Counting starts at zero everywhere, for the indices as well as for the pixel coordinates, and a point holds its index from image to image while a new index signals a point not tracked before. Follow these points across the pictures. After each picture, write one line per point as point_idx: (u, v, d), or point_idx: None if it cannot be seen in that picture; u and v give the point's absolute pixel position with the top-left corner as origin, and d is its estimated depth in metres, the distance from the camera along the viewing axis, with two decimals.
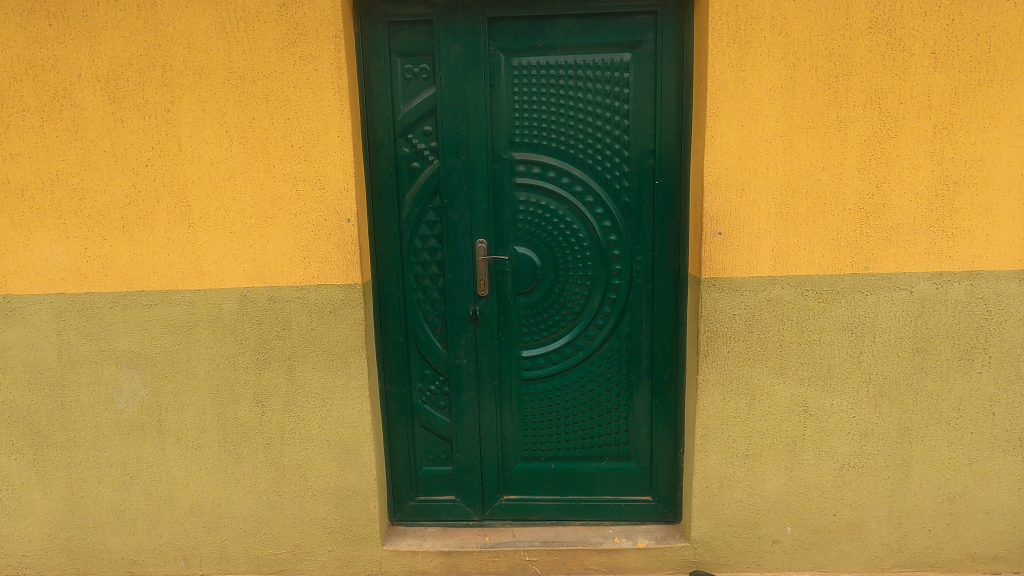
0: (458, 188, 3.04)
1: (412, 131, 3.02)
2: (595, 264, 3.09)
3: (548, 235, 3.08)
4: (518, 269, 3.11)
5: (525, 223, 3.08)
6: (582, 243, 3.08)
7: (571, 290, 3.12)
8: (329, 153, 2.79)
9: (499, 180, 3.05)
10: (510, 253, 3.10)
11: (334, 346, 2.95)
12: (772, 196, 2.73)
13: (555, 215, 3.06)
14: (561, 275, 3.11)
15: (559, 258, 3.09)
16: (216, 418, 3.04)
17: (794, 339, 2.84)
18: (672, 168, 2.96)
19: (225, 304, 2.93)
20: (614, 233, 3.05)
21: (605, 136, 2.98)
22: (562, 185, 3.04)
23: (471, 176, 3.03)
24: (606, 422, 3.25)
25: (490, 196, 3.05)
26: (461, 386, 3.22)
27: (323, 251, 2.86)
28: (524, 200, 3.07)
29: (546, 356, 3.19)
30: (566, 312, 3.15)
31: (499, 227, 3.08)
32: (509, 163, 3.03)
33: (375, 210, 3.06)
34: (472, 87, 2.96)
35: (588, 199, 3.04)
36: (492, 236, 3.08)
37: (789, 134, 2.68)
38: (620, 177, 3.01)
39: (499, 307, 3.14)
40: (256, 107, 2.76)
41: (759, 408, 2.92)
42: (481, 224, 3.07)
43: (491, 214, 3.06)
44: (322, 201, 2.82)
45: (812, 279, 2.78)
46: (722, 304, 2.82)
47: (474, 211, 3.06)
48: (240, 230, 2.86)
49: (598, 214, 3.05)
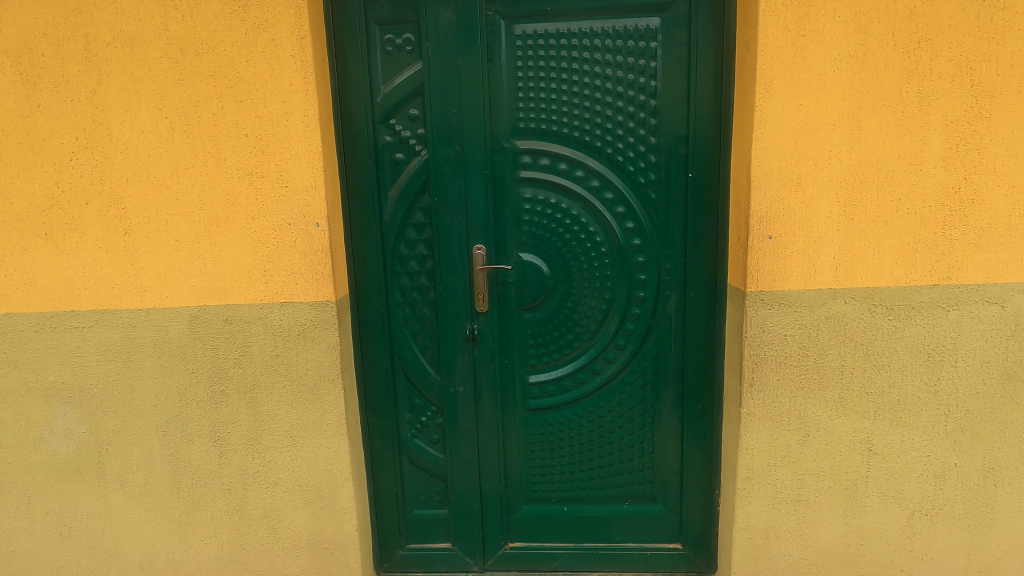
0: (452, 184, 2.54)
1: (395, 115, 2.52)
2: (616, 274, 2.59)
3: (560, 240, 2.58)
4: (523, 280, 2.61)
5: (531, 225, 2.58)
6: (599, 249, 2.58)
7: (587, 305, 2.63)
8: (292, 142, 2.28)
9: (500, 176, 2.55)
10: (514, 261, 2.60)
11: (304, 376, 2.46)
12: (835, 191, 2.23)
13: (567, 216, 2.56)
14: (578, 286, 2.61)
15: (572, 266, 2.59)
16: (168, 461, 2.56)
17: (858, 364, 2.36)
18: (709, 157, 2.45)
19: (172, 326, 2.44)
20: (638, 236, 2.55)
21: (626, 119, 2.48)
22: (574, 179, 2.54)
23: (466, 171, 2.53)
24: (627, 458, 2.77)
25: (491, 195, 2.55)
26: (457, 417, 2.74)
27: (287, 262, 2.37)
28: (531, 199, 2.56)
29: (557, 381, 2.71)
30: (580, 331, 2.65)
31: (501, 232, 2.58)
32: (513, 153, 2.53)
33: (352, 211, 2.56)
34: (466, 61, 2.45)
35: (607, 197, 2.54)
36: (493, 241, 2.58)
37: (858, 113, 2.17)
38: (645, 170, 2.51)
39: (502, 325, 2.65)
40: (201, 87, 2.25)
41: (814, 446, 2.44)
42: (481, 227, 2.57)
43: (492, 216, 2.56)
44: (284, 201, 2.32)
45: (881, 292, 2.29)
46: (772, 322, 2.33)
47: (472, 212, 2.56)
48: (187, 237, 2.36)
49: (618, 214, 2.55)
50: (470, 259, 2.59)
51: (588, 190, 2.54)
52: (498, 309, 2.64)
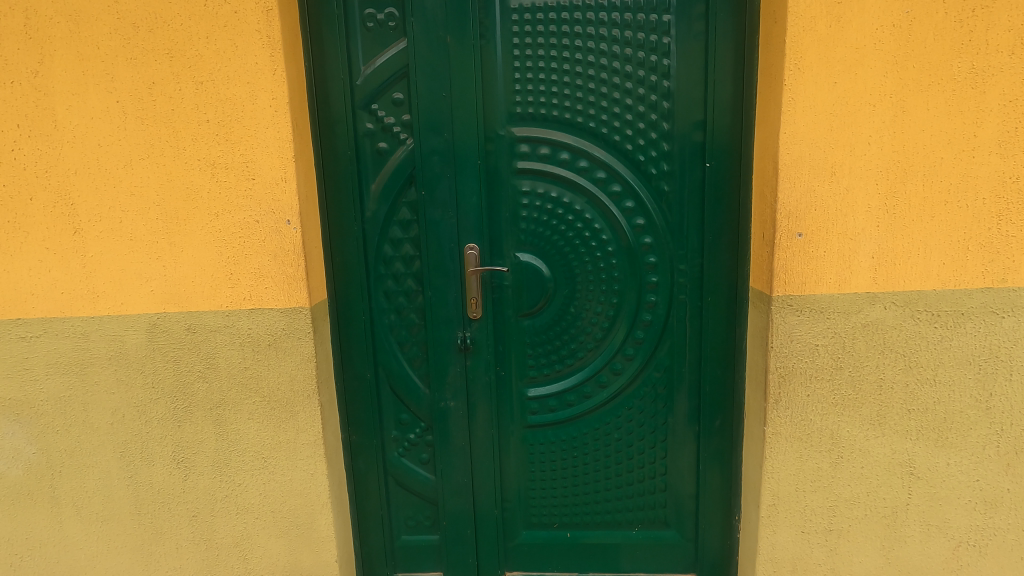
0: (441, 177, 2.28)
1: (377, 100, 2.26)
2: (624, 276, 2.32)
3: (562, 238, 2.32)
4: (521, 283, 2.35)
5: (529, 222, 2.31)
6: (606, 248, 2.31)
7: (592, 312, 2.36)
8: (258, 130, 2.03)
9: (495, 168, 2.28)
10: (511, 262, 2.34)
11: (276, 391, 2.21)
12: (875, 182, 1.96)
13: (569, 211, 2.30)
14: (582, 290, 2.34)
15: (575, 267, 2.33)
16: (127, 486, 2.31)
17: (899, 378, 2.08)
18: (729, 145, 2.18)
19: (129, 336, 2.19)
20: (649, 234, 2.29)
21: (636, 103, 2.21)
22: (577, 171, 2.27)
23: (456, 162, 2.27)
24: (637, 479, 2.50)
25: (484, 189, 2.29)
26: (449, 435, 2.48)
27: (256, 264, 2.11)
28: (529, 193, 2.30)
29: (559, 395, 2.44)
30: (585, 339, 2.39)
31: (495, 230, 2.32)
32: (508, 142, 2.27)
33: (331, 207, 2.31)
34: (457, 39, 2.19)
35: (614, 190, 2.27)
36: (487, 240, 2.32)
37: (902, 92, 1.90)
38: (657, 160, 2.24)
39: (497, 333, 2.39)
40: (156, 67, 2.00)
41: (849, 470, 2.16)
42: (473, 225, 2.31)
43: (486, 212, 2.30)
44: (251, 196, 2.07)
45: (926, 297, 2.02)
46: (801, 330, 2.06)
47: (463, 208, 2.30)
48: (144, 237, 2.11)
49: (627, 210, 2.28)
50: (462, 260, 2.33)
51: (593, 183, 2.28)
52: (493, 315, 2.37)
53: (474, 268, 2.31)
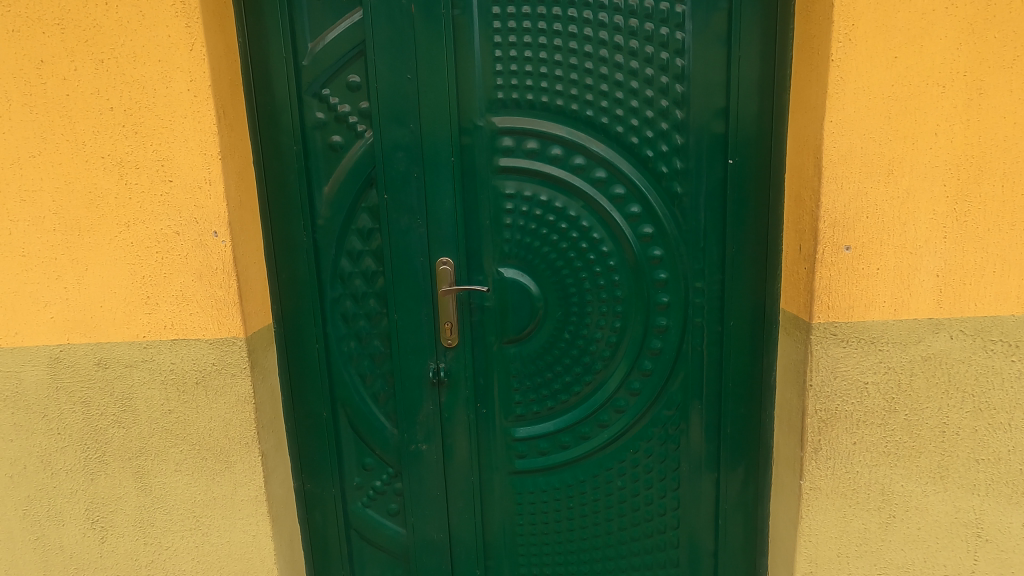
0: (408, 177, 1.89)
1: (329, 84, 1.86)
2: (628, 296, 1.94)
3: (553, 250, 1.92)
4: (505, 304, 1.96)
5: (514, 231, 1.92)
6: (607, 263, 1.92)
7: (590, 338, 1.97)
8: (175, 119, 1.63)
9: (473, 166, 1.89)
10: (492, 279, 1.95)
11: (208, 437, 1.83)
12: (942, 181, 1.57)
13: (563, 218, 1.91)
14: (578, 312, 1.96)
15: (570, 285, 1.94)
16: (31, 551, 1.91)
17: (966, 422, 1.70)
18: (756, 137, 1.80)
19: (27, 373, 1.79)
20: (658, 245, 1.90)
21: (642, 86, 1.82)
22: (572, 169, 1.88)
23: (426, 158, 1.88)
24: (644, 535, 2.11)
25: (460, 191, 1.89)
26: (421, 483, 2.09)
27: (178, 286, 1.73)
28: (513, 197, 1.90)
29: (552, 436, 2.06)
30: (582, 370, 2.00)
31: (474, 241, 1.93)
32: (488, 134, 1.87)
33: (275, 213, 1.92)
34: (424, 8, 1.80)
35: (616, 192, 1.88)
36: (464, 253, 1.93)
37: (977, 69, 1.52)
38: (668, 155, 1.85)
39: (477, 364, 2.00)
40: (45, 41, 1.60)
41: (903, 532, 1.78)
42: (447, 235, 1.92)
43: (463, 219, 1.91)
44: (169, 201, 1.68)
45: (1002, 324, 1.64)
46: (847, 365, 1.69)
47: (435, 214, 1.91)
48: (39, 252, 1.72)
49: (632, 216, 1.89)
50: (433, 277, 1.94)
51: (591, 183, 1.88)
52: (472, 343, 1.98)
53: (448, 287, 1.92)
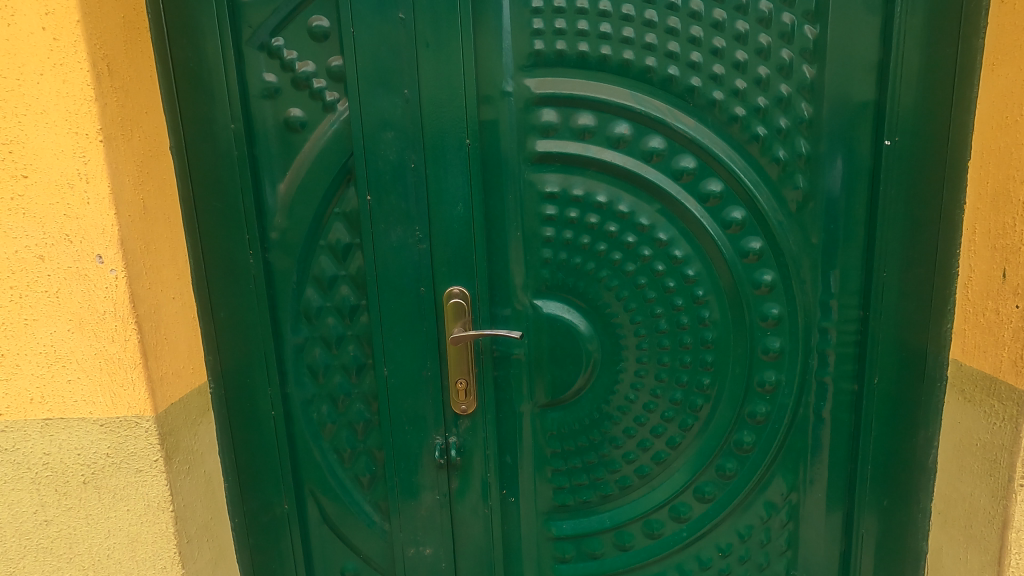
0: (401, 167, 1.27)
1: (281, 31, 1.25)
2: (723, 339, 1.34)
3: (612, 273, 1.32)
4: (543, 353, 1.37)
5: (557, 247, 1.32)
6: (693, 292, 1.32)
7: (664, 400, 1.38)
8: (29, 79, 1.03)
9: (498, 153, 1.28)
10: (525, 317, 1.35)
11: (106, 560, 1.23)
12: None
13: (628, 228, 1.30)
14: (647, 361, 1.36)
15: (638, 323, 1.34)
16: None
17: None
18: (928, 106, 1.19)
19: None
20: (769, 267, 1.30)
21: (755, 30, 1.20)
22: (644, 156, 1.27)
23: (426, 141, 1.26)
24: None
25: (479, 189, 1.28)
26: None
27: (49, 339, 1.12)
28: (557, 197, 1.30)
29: (607, 533, 1.46)
30: (652, 443, 1.41)
31: (498, 262, 1.33)
32: (522, 107, 1.26)
33: (208, 224, 1.31)
34: None
35: (709, 189, 1.27)
36: (484, 279, 1.32)
37: None
38: (789, 134, 1.24)
39: (503, 436, 1.41)
40: None
41: None
42: (460, 253, 1.31)
43: (483, 230, 1.30)
44: (27, 209, 1.07)
45: None
46: None
47: (440, 223, 1.29)
48: None
49: (732, 225, 1.28)
50: (439, 316, 1.34)
51: (671, 175, 1.27)
52: (495, 408, 1.39)
53: (461, 332, 1.32)
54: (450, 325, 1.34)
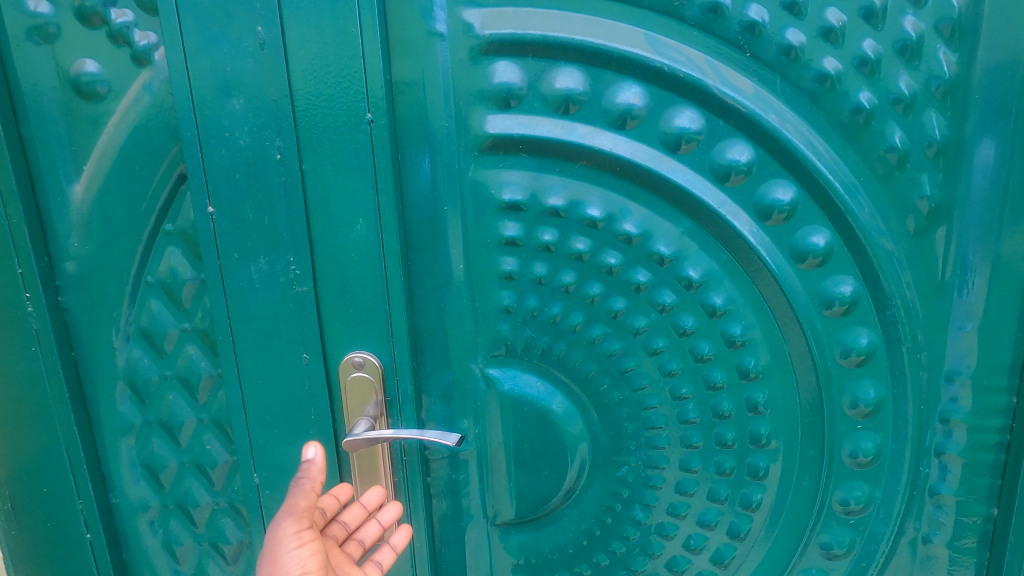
0: (259, 159, 0.77)
1: None
2: (785, 437, 0.84)
3: (611, 331, 0.84)
4: (502, 449, 0.88)
5: (523, 289, 0.83)
6: (740, 363, 0.83)
7: (689, 522, 0.89)
8: None
9: (422, 140, 0.78)
10: (473, 398, 0.87)
11: None
12: None
13: (638, 260, 0.81)
14: (668, 465, 0.87)
15: (651, 408, 0.86)
16: None
17: None
18: None
19: None
20: (867, 325, 0.80)
21: None
22: (666, 142, 0.76)
23: (301, 115, 0.76)
24: None
25: (390, 198, 0.77)
26: None
27: None
28: (524, 210, 0.80)
29: None
30: None
31: (427, 312, 0.84)
32: (462, 58, 0.75)
33: None
34: None
35: (773, 199, 0.76)
36: (403, 341, 0.82)
37: None
38: (914, 106, 0.73)
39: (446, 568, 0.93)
40: None
41: None
42: (361, 301, 0.81)
43: (399, 264, 0.80)
44: None
45: None
46: None
47: (329, 252, 0.80)
48: None
49: (810, 256, 0.78)
50: (334, 397, 0.85)
51: (711, 175, 0.77)
52: (429, 530, 0.91)
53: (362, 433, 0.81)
54: (353, 410, 0.85)
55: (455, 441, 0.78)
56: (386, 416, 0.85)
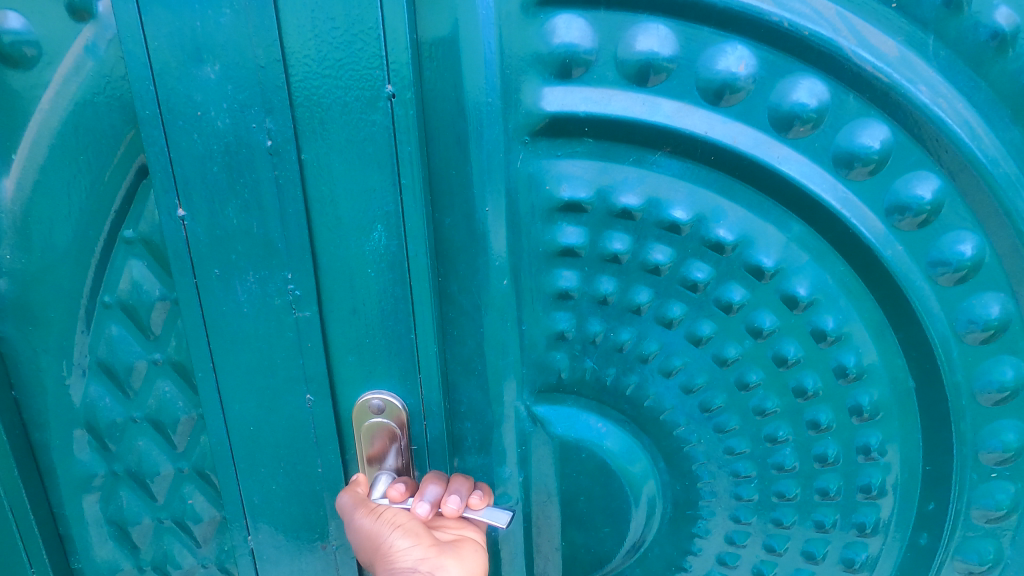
0: (244, 147, 0.60)
1: None
2: (893, 487, 0.76)
3: (692, 359, 0.74)
4: (555, 500, 0.81)
5: (587, 307, 0.72)
6: (846, 394, 0.72)
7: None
8: None
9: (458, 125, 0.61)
10: (518, 440, 0.76)
11: None
12: None
13: (732, 274, 0.69)
14: (752, 521, 0.81)
15: (739, 453, 0.77)
16: None
17: None
18: None
19: None
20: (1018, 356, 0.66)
21: None
22: (776, 121, 0.62)
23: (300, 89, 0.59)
24: None
25: (418, 198, 0.62)
26: None
27: None
28: (587, 211, 0.67)
29: None
30: None
31: (462, 339, 0.70)
32: (512, 11, 0.60)
33: None
34: None
35: (920, 197, 0.62)
36: (429, 373, 0.68)
37: None
38: None
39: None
40: None
41: None
42: (380, 326, 0.67)
43: (429, 282, 0.65)
44: None
45: None
46: None
47: (337, 267, 0.65)
48: None
49: (935, 272, 0.65)
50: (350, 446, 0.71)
51: (831, 163, 0.63)
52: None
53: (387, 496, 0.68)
54: (372, 460, 0.72)
55: (505, 521, 0.65)
56: (413, 466, 0.73)
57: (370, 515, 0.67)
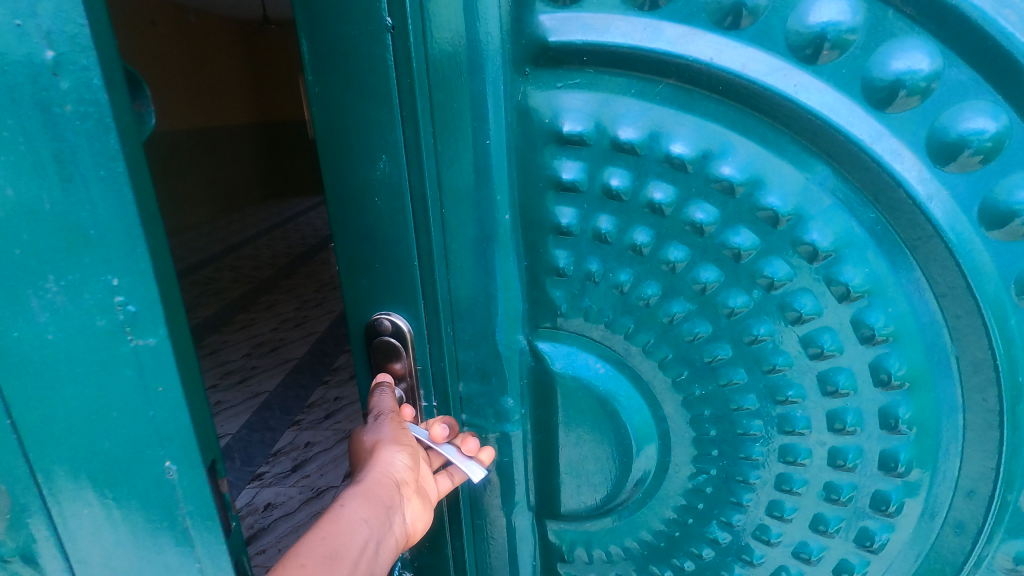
0: None
1: None
2: (911, 439, 0.75)
3: (697, 306, 0.79)
4: (556, 431, 0.93)
5: (586, 245, 0.82)
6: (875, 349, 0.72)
7: (782, 550, 0.88)
8: None
9: (462, 75, 0.76)
10: (522, 373, 0.91)
11: None
12: None
13: (747, 218, 0.72)
14: (763, 458, 0.83)
15: (747, 410, 0.81)
16: None
17: None
18: None
19: None
20: None
21: None
22: (794, 45, 0.64)
23: (322, 30, 0.78)
24: None
25: (412, 129, 0.80)
26: None
27: None
28: (587, 144, 0.76)
29: None
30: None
31: (466, 271, 0.86)
32: None
33: None
34: None
35: (971, 128, 0.61)
36: (433, 298, 0.89)
37: None
38: None
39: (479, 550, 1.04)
40: None
41: None
42: (397, 242, 0.87)
43: (430, 208, 0.84)
44: None
45: None
46: None
47: (352, 191, 0.86)
48: None
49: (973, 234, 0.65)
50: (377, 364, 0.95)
51: (861, 96, 0.63)
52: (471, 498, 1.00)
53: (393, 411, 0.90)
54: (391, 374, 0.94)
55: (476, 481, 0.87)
56: (417, 386, 0.95)
57: (395, 427, 0.88)
